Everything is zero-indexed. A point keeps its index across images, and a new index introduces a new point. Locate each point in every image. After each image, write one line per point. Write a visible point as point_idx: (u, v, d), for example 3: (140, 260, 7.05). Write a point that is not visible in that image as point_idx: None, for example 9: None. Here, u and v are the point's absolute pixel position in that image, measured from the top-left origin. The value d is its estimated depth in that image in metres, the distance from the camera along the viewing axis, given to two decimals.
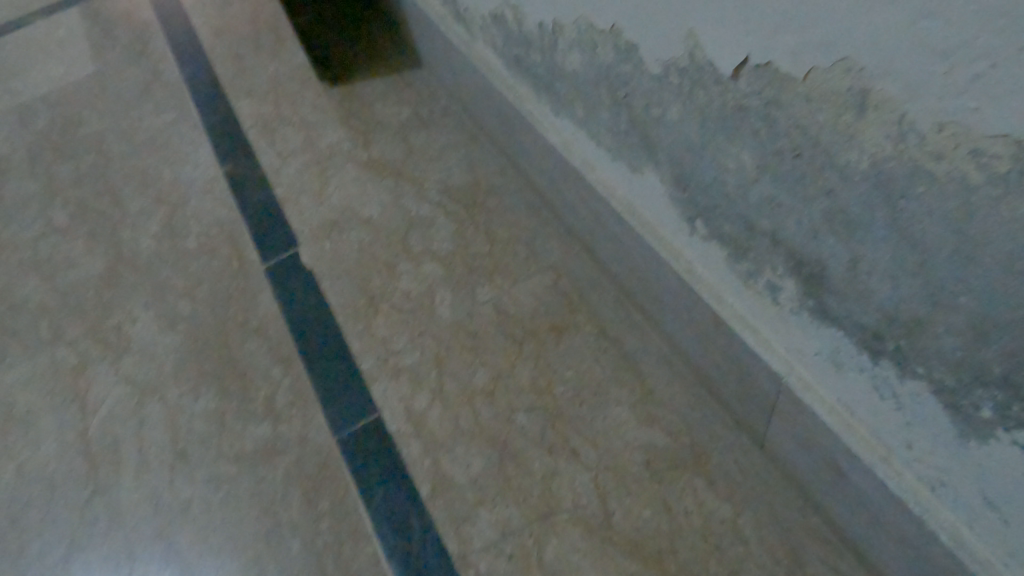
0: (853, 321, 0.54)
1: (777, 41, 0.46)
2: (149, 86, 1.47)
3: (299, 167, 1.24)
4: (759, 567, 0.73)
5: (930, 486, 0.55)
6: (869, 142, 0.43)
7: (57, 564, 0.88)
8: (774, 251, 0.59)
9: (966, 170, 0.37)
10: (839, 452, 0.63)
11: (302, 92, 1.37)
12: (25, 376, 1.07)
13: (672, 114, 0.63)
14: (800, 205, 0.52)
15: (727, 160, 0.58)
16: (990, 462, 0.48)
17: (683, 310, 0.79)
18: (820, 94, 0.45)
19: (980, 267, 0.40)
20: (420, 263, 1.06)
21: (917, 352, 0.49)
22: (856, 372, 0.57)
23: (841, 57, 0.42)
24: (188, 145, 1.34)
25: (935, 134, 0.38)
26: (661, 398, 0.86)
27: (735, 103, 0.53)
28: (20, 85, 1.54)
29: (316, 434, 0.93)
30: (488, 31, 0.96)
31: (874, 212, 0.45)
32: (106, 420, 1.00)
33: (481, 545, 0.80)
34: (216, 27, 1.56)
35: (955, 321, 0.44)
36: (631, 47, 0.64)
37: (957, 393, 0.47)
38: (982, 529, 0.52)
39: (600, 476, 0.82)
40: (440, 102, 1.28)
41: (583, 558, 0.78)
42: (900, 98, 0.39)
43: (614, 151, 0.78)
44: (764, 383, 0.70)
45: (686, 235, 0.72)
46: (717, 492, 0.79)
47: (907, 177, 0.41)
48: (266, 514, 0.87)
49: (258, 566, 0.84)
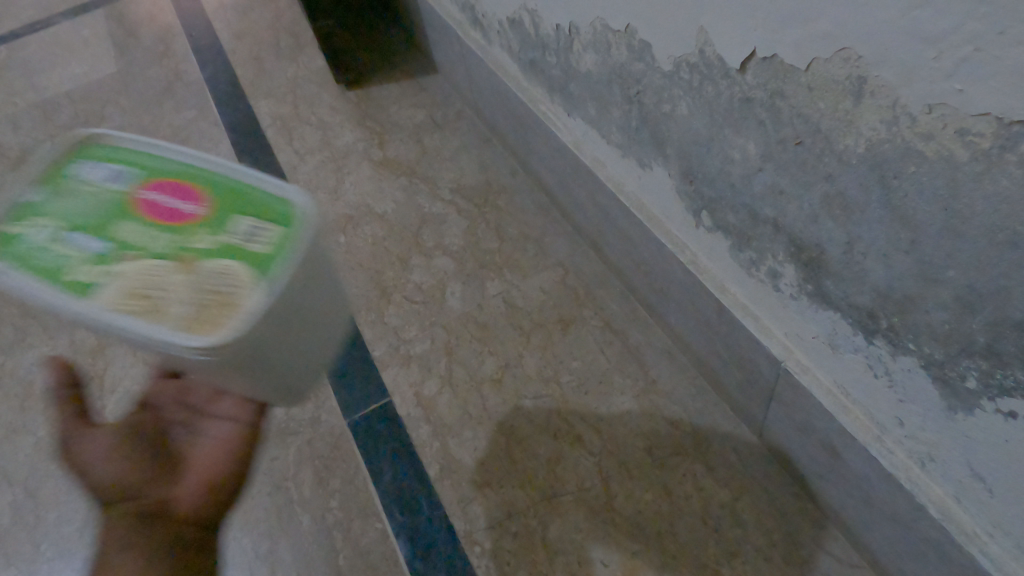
0: (849, 302, 0.57)
1: (782, 35, 0.50)
2: (171, 85, 1.52)
3: (316, 164, 1.28)
4: (757, 550, 0.76)
5: (920, 462, 0.58)
6: (866, 127, 0.47)
7: (73, 534, 0.91)
8: (775, 238, 0.62)
9: (952, 149, 0.41)
10: (833, 433, 0.66)
11: (321, 94, 1.41)
12: (45, 356, 1.09)
13: (681, 109, 0.67)
14: (801, 191, 0.56)
15: (732, 151, 0.62)
16: (976, 432, 0.51)
17: (687, 301, 0.83)
18: (822, 84, 0.48)
19: (966, 240, 0.43)
20: (431, 256, 1.10)
21: (908, 328, 0.52)
22: (851, 353, 0.60)
23: (841, 48, 0.45)
24: (207, 140, 1.38)
25: (925, 117, 0.42)
26: (663, 388, 0.90)
27: (742, 96, 0.57)
28: (46, 81, 1.58)
29: (328, 417, 0.95)
30: (505, 35, 1.01)
31: (871, 194, 0.49)
32: (123, 399, 1.03)
33: (487, 524, 0.83)
34: (237, 30, 1.61)
35: (943, 294, 0.47)
36: (644, 46, 0.68)
37: (945, 365, 0.50)
38: (969, 501, 0.55)
39: (604, 460, 0.85)
40: (454, 107, 1.33)
41: (585, 538, 0.80)
42: (894, 84, 0.43)
43: (624, 147, 0.82)
44: (763, 369, 0.73)
45: (692, 228, 0.76)
46: (716, 478, 0.81)
47: (900, 158, 0.45)
48: (278, 491, 0.90)
49: (270, 540, 0.86)
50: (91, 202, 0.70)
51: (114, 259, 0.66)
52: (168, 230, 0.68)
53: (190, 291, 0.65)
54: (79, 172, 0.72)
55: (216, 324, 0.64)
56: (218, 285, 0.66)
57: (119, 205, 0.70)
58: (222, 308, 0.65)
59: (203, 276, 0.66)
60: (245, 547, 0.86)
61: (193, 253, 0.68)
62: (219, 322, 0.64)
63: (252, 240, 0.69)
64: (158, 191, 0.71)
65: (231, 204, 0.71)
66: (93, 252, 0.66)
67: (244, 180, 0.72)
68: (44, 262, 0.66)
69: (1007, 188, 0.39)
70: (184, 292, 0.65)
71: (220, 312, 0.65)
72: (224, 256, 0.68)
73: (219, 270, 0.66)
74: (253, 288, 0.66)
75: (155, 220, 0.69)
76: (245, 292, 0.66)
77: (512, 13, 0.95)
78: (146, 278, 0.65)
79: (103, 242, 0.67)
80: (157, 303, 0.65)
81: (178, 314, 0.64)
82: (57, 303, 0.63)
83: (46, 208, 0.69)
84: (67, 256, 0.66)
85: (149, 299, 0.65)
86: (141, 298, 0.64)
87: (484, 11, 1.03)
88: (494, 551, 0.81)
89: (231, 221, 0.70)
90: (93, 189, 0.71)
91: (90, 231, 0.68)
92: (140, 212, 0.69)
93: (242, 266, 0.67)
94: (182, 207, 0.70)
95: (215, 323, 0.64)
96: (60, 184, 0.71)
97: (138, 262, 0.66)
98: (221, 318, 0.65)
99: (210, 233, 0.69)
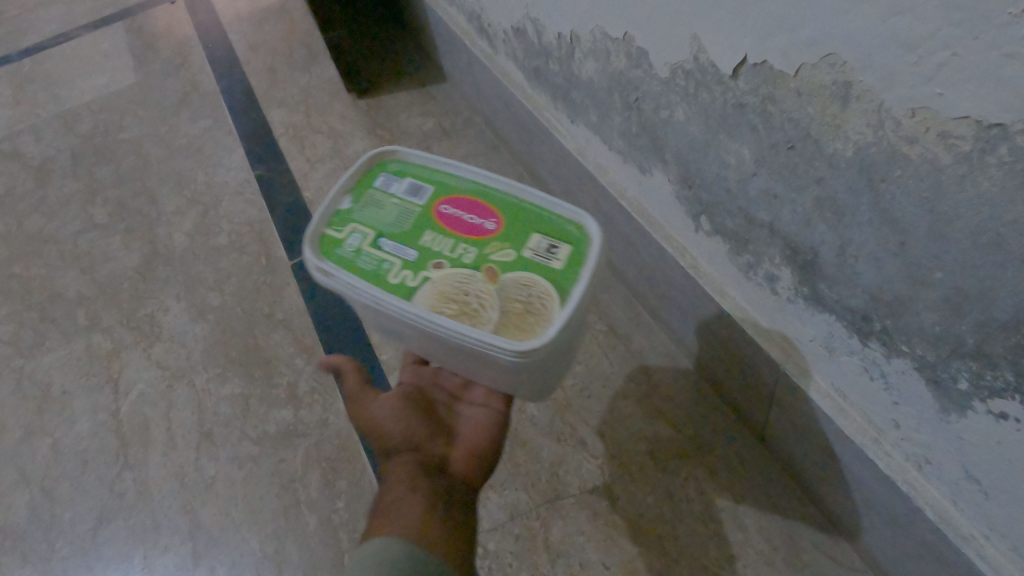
0: (843, 305, 0.58)
1: (771, 41, 0.51)
2: (188, 96, 1.55)
3: (327, 171, 1.31)
4: (758, 553, 0.76)
5: (917, 464, 0.58)
6: (853, 131, 0.47)
7: (87, 533, 0.93)
8: (771, 242, 0.63)
9: (935, 152, 0.42)
10: (831, 436, 0.66)
11: (332, 103, 1.44)
12: (62, 360, 1.12)
13: (678, 114, 0.67)
14: (793, 195, 0.57)
15: (728, 156, 0.63)
16: (969, 434, 0.51)
17: (688, 305, 0.83)
18: (810, 89, 0.49)
19: (951, 241, 0.44)
20: None
21: (900, 330, 0.52)
22: (847, 355, 0.60)
23: (827, 53, 0.46)
24: (222, 149, 1.41)
25: (908, 120, 0.43)
26: (666, 392, 0.90)
27: (735, 101, 0.58)
28: (67, 93, 1.62)
29: (335, 420, 0.98)
30: (510, 44, 1.02)
31: (860, 197, 0.50)
32: (137, 401, 1.05)
33: (490, 526, 0.84)
34: (252, 42, 1.64)
35: (932, 296, 0.48)
36: (641, 54, 0.69)
37: (937, 367, 0.50)
38: (966, 503, 0.55)
39: (606, 464, 0.86)
40: (462, 115, 1.35)
41: (587, 540, 0.81)
42: (877, 88, 0.44)
43: (625, 153, 0.83)
44: (763, 372, 0.73)
45: (691, 232, 0.77)
46: (718, 482, 0.82)
47: (886, 161, 0.46)
48: (286, 492, 0.93)
49: (277, 540, 0.89)
50: (400, 216, 0.69)
51: (427, 264, 0.65)
52: (471, 243, 0.66)
53: (500, 300, 0.62)
54: (383, 187, 0.72)
55: (529, 333, 0.60)
56: (523, 298, 0.63)
57: (423, 218, 0.69)
58: (532, 317, 0.62)
59: (510, 287, 0.64)
60: (254, 548, 0.89)
61: (499, 265, 0.65)
62: (532, 329, 0.61)
63: (552, 256, 0.65)
64: (455, 206, 0.70)
65: (528, 222, 0.68)
66: (409, 256, 0.65)
67: (528, 201, 0.69)
68: (367, 266, 0.65)
69: (989, 190, 0.39)
70: (494, 300, 0.62)
71: (530, 320, 0.61)
72: (531, 269, 0.65)
73: (523, 282, 0.64)
74: (562, 301, 0.62)
75: (459, 236, 0.67)
76: (554, 303, 0.62)
77: (516, 22, 0.96)
78: (457, 284, 0.63)
79: (412, 250, 0.66)
80: (475, 309, 0.62)
81: (495, 319, 0.61)
82: (376, 297, 0.62)
83: (359, 216, 0.70)
84: (387, 261, 0.65)
85: (464, 304, 0.62)
86: (455, 302, 0.62)
87: (490, 20, 1.05)
88: (496, 552, 0.82)
89: (528, 236, 0.67)
90: (397, 203, 0.70)
91: (403, 238, 0.67)
92: (439, 222, 0.68)
93: (552, 279, 0.64)
94: (481, 223, 0.68)
95: (528, 330, 0.61)
96: (370, 197, 0.71)
97: (447, 269, 0.64)
98: (529, 325, 0.61)
99: (513, 245, 0.66)
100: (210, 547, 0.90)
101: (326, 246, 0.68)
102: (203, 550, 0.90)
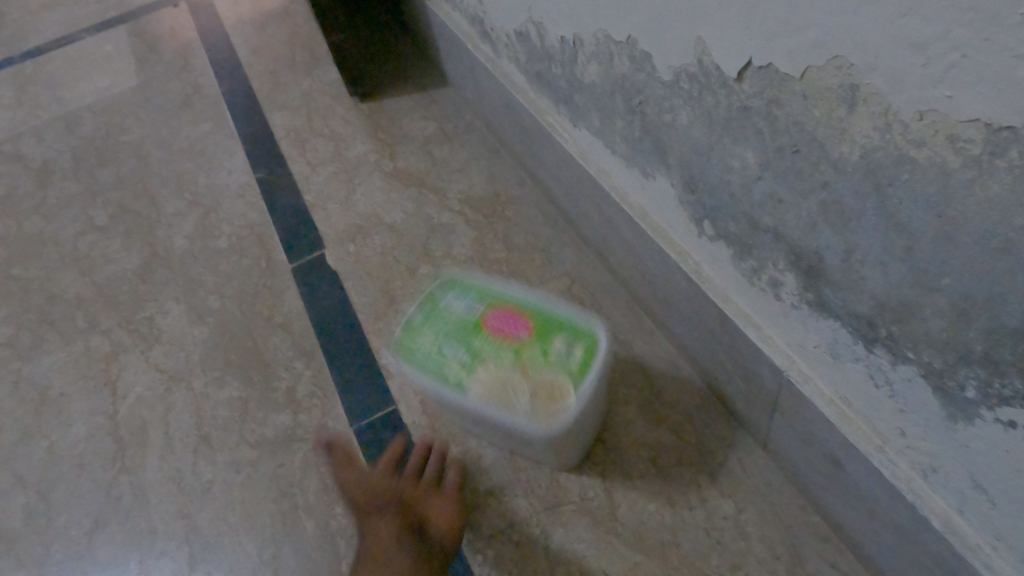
0: (848, 311, 0.57)
1: (777, 44, 0.50)
2: (189, 98, 1.55)
3: (328, 174, 1.30)
4: (760, 562, 0.76)
5: (923, 473, 0.57)
6: (860, 134, 0.47)
7: (83, 537, 0.93)
8: (775, 246, 0.62)
9: (945, 155, 0.41)
10: (836, 444, 0.65)
11: (334, 106, 1.44)
12: (60, 362, 1.12)
13: (682, 118, 0.67)
14: (799, 199, 0.56)
15: (732, 160, 0.62)
16: (976, 443, 0.50)
17: (691, 311, 0.82)
18: (815, 92, 0.49)
19: (959, 247, 0.43)
20: (440, 266, 1.11)
21: (906, 337, 0.52)
22: (853, 362, 0.59)
23: (832, 56, 0.46)
24: (223, 152, 1.41)
25: (916, 123, 0.42)
26: (667, 399, 0.90)
27: (740, 104, 0.57)
28: (69, 95, 1.62)
29: (334, 423, 0.97)
30: (513, 48, 1.02)
31: (866, 201, 0.49)
32: (135, 404, 1.05)
33: (489, 533, 0.84)
34: (254, 44, 1.64)
35: (940, 302, 0.47)
36: (646, 57, 0.68)
37: (944, 374, 0.50)
38: (972, 512, 0.54)
39: (607, 470, 0.85)
40: (464, 119, 1.35)
41: (587, 548, 0.80)
42: (885, 91, 0.43)
43: (628, 157, 0.82)
44: (765, 378, 0.72)
45: (694, 236, 0.76)
46: (720, 490, 0.81)
47: (894, 166, 0.45)
48: (284, 497, 0.92)
49: (274, 545, 0.88)
50: (458, 324, 0.88)
51: (480, 365, 0.84)
52: (511, 350, 0.85)
53: (533, 395, 0.81)
54: (444, 301, 0.91)
55: (554, 414, 0.80)
56: (550, 388, 0.82)
57: (476, 332, 0.87)
58: (557, 398, 0.81)
59: (540, 386, 0.82)
60: (251, 553, 0.88)
61: (534, 369, 0.83)
62: (556, 404, 0.80)
63: (572, 356, 0.83)
64: (500, 317, 0.88)
65: (554, 328, 0.86)
66: (467, 356, 0.85)
67: (557, 312, 0.87)
68: (434, 366, 0.85)
69: (999, 194, 0.39)
70: (529, 403, 0.80)
71: (555, 401, 0.81)
72: (557, 372, 0.82)
73: (551, 381, 0.82)
74: (577, 389, 0.81)
75: (504, 345, 0.85)
76: (571, 388, 0.81)
77: (520, 26, 0.96)
78: (503, 381, 0.82)
79: (468, 354, 0.85)
80: (514, 398, 0.81)
81: (531, 410, 0.80)
82: (446, 392, 0.83)
83: (425, 325, 0.89)
84: (450, 359, 0.85)
85: (508, 392, 0.81)
86: (501, 390, 0.82)
87: (493, 24, 1.05)
88: (496, 560, 0.82)
89: (553, 340, 0.85)
90: (455, 313, 0.90)
91: (459, 344, 0.86)
92: (487, 333, 0.87)
93: (572, 381, 0.81)
94: (518, 334, 0.86)
95: (553, 411, 0.80)
96: (433, 313, 0.90)
97: (495, 370, 0.83)
98: (552, 406, 0.80)
99: (542, 349, 0.84)
100: (206, 552, 0.89)
101: (403, 350, 0.87)
102: (200, 554, 0.89)
